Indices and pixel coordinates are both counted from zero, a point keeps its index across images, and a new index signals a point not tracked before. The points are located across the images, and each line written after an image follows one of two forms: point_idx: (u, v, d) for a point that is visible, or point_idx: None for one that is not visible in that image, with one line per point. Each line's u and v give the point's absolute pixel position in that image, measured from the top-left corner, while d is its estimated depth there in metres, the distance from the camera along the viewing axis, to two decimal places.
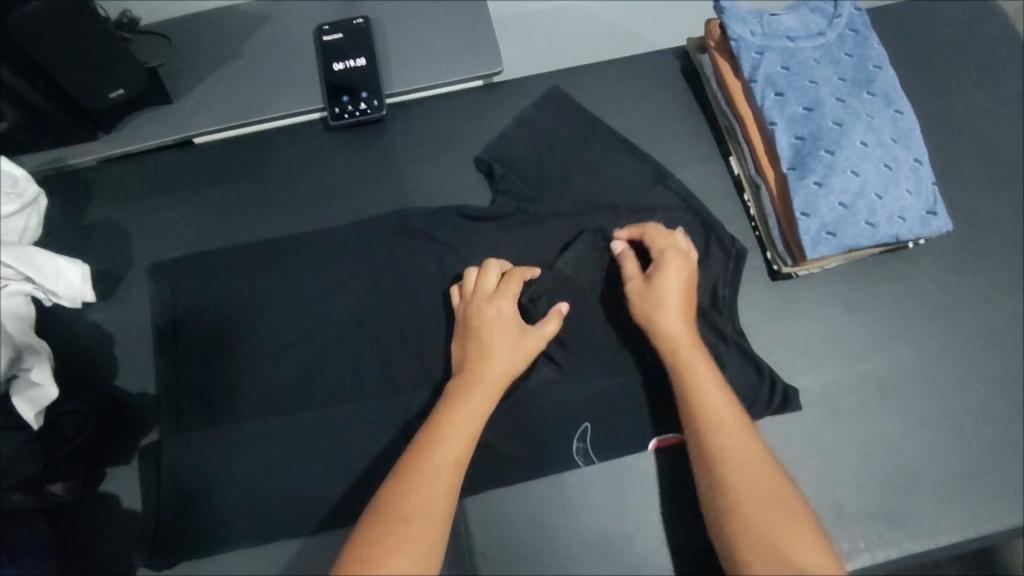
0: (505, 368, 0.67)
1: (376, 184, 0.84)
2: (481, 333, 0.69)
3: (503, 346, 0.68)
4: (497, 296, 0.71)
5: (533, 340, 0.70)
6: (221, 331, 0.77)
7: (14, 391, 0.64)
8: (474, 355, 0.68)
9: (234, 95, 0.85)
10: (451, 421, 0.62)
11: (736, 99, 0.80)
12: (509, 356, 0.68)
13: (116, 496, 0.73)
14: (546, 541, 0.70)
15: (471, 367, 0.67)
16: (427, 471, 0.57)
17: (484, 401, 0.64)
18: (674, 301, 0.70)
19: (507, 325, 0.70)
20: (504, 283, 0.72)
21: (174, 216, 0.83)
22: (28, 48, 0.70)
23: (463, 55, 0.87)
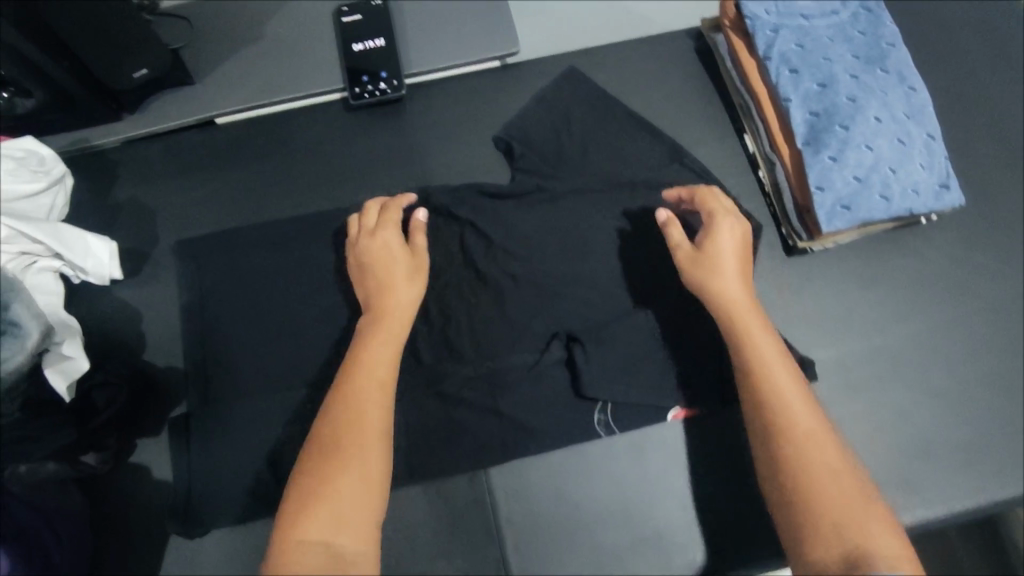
0: (408, 292, 0.73)
1: (397, 164, 0.86)
2: (374, 272, 0.73)
3: (391, 273, 0.73)
4: (379, 229, 0.76)
5: (422, 258, 0.76)
6: (246, 306, 0.79)
7: (47, 364, 0.67)
8: (376, 291, 0.72)
9: (254, 75, 0.86)
10: (367, 355, 0.67)
11: (751, 77, 0.81)
12: (406, 280, 0.73)
13: (147, 468, 0.74)
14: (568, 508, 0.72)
15: (376, 300, 0.72)
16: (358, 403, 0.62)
17: (396, 325, 0.70)
18: (729, 263, 0.70)
19: (395, 253, 0.75)
20: (386, 214, 0.77)
21: (199, 195, 0.84)
22: (56, 28, 0.71)
23: (481, 35, 0.88)
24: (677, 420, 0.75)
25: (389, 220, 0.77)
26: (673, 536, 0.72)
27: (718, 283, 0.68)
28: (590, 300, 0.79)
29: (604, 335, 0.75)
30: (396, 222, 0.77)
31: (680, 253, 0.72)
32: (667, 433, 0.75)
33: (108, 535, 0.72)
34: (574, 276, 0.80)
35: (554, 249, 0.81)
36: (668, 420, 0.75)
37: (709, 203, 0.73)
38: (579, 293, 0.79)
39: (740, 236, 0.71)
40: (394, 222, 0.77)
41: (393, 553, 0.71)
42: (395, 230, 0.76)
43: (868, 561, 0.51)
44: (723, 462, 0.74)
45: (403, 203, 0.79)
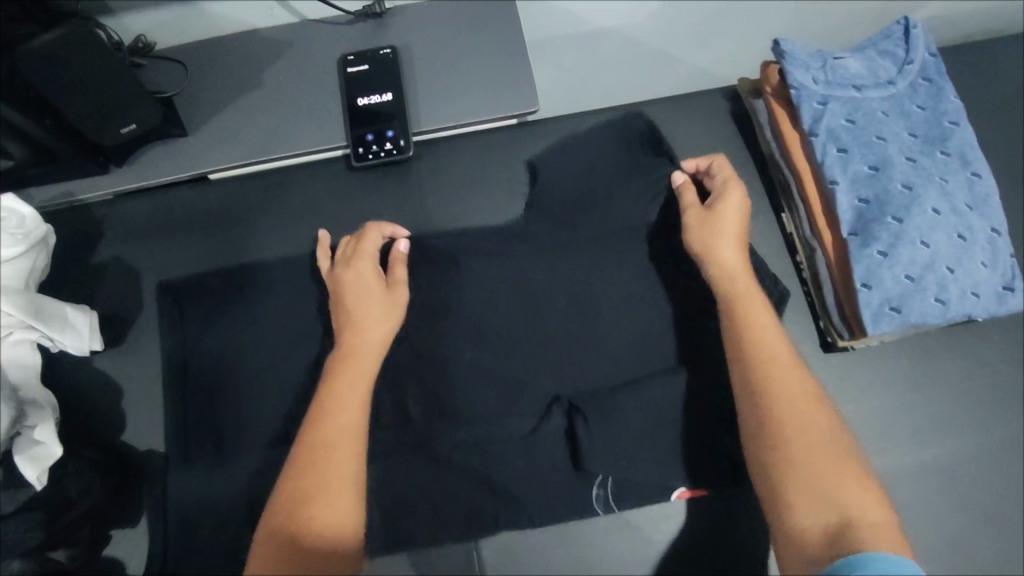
0: (380, 328, 0.69)
1: (400, 229, 0.79)
2: (349, 302, 0.70)
3: (365, 306, 0.69)
4: (354, 260, 0.72)
5: (399, 292, 0.71)
6: (232, 384, 0.73)
7: (16, 449, 0.64)
8: (344, 325, 0.69)
9: (252, 128, 0.80)
10: (337, 390, 0.64)
11: (793, 152, 0.73)
12: (381, 315, 0.69)
13: (120, 562, 0.68)
14: None
15: (343, 334, 0.68)
16: (326, 437, 0.61)
17: (364, 359, 0.66)
18: (734, 228, 0.69)
19: (372, 284, 0.71)
20: (365, 242, 0.72)
21: (188, 257, 0.79)
22: (33, 84, 0.66)
23: (496, 90, 0.80)
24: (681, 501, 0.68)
25: (369, 247, 0.72)
26: None
27: (723, 250, 0.68)
28: (606, 390, 0.70)
29: (620, 438, 0.68)
30: (376, 249, 0.73)
31: (690, 214, 0.72)
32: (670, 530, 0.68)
33: None
34: (591, 365, 0.72)
35: (568, 333, 0.73)
36: (672, 499, 0.68)
37: (723, 171, 0.73)
38: (596, 386, 0.71)
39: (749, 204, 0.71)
40: (374, 249, 0.72)
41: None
42: (374, 259, 0.72)
43: (855, 527, 0.52)
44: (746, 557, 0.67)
45: (385, 228, 0.74)
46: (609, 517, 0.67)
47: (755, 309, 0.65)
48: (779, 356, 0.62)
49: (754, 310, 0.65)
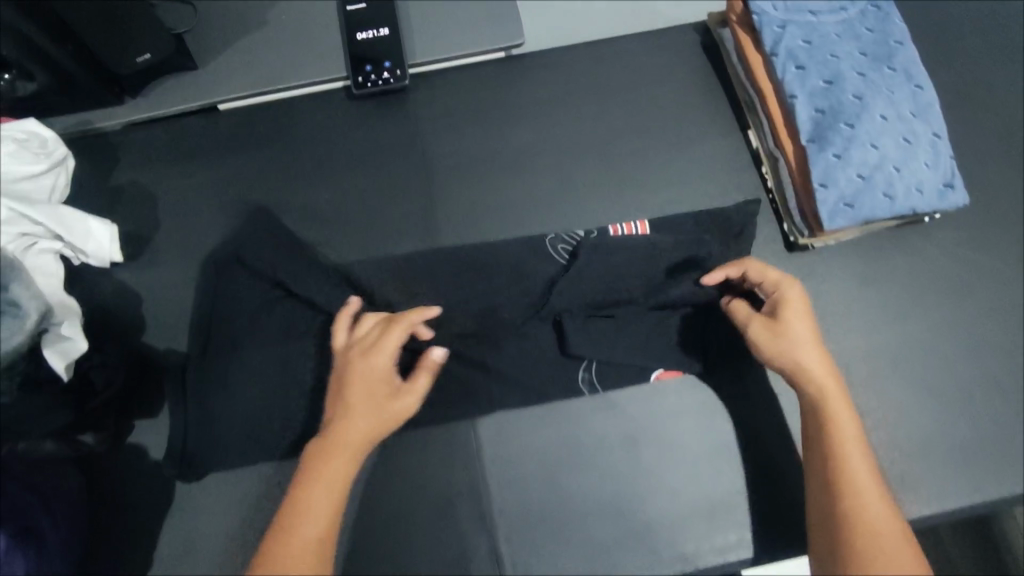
0: (370, 437, 0.63)
1: (397, 152, 0.85)
2: (345, 391, 0.64)
3: (366, 411, 0.63)
4: (371, 353, 0.65)
5: (403, 402, 0.65)
6: (235, 289, 0.77)
7: (45, 343, 0.67)
8: (334, 418, 0.63)
9: (258, 62, 0.86)
10: (318, 496, 0.59)
11: (756, 73, 0.81)
12: (374, 422, 0.63)
13: (143, 449, 0.74)
14: (555, 471, 0.71)
15: (331, 429, 0.63)
16: (284, 555, 0.56)
17: (344, 471, 0.61)
18: (808, 336, 0.64)
19: (379, 384, 0.65)
20: (388, 339, 0.65)
21: (198, 180, 0.84)
22: (65, 17, 0.73)
23: (485, 26, 0.87)
24: (661, 383, 0.74)
25: (387, 341, 0.65)
26: (667, 523, 0.70)
27: (802, 358, 0.63)
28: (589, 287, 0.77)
29: (602, 326, 0.74)
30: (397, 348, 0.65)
31: (753, 324, 0.66)
32: (654, 407, 0.74)
33: (100, 519, 0.72)
34: None
35: (555, 240, 0.78)
36: (652, 380, 0.74)
37: (769, 274, 0.68)
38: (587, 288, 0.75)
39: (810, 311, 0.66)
40: (394, 344, 0.65)
41: (384, 549, 0.69)
42: (388, 360, 0.65)
43: None
44: (719, 430, 0.73)
45: (410, 324, 0.67)
46: (596, 399, 0.74)
47: (842, 419, 0.61)
48: (868, 489, 0.58)
49: (851, 442, 0.60)
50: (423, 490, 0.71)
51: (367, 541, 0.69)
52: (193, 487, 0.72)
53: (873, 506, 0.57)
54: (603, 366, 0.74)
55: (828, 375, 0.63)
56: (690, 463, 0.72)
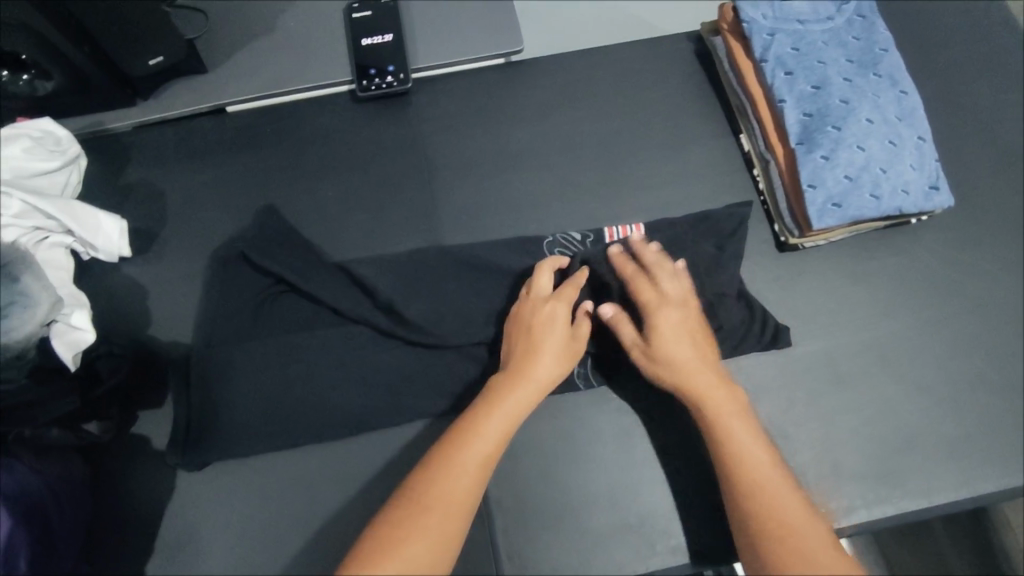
0: (551, 372, 0.67)
1: (400, 151, 0.87)
2: (527, 331, 0.69)
3: (546, 346, 0.68)
4: (554, 297, 0.71)
5: (577, 345, 0.70)
6: (237, 284, 0.79)
7: (55, 334, 0.69)
8: (518, 354, 0.68)
9: (267, 67, 0.89)
10: (494, 412, 0.63)
11: (747, 79, 0.83)
12: (556, 358, 0.68)
13: (146, 438, 0.74)
14: (552, 463, 0.72)
15: (515, 365, 0.67)
16: (458, 464, 0.59)
17: (527, 399, 0.65)
18: (686, 353, 0.68)
19: (559, 327, 0.69)
20: (568, 288, 0.72)
21: (204, 178, 0.86)
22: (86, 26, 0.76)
23: (486, 34, 0.91)
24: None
25: (569, 290, 0.71)
26: (661, 515, 0.71)
27: (685, 372, 0.68)
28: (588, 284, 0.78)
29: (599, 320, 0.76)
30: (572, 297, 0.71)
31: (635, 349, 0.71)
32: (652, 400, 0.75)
33: (101, 508, 0.72)
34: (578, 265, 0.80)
35: (554, 242, 0.81)
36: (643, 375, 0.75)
37: (643, 292, 0.71)
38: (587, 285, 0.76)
39: (682, 322, 0.70)
40: (574, 293, 0.71)
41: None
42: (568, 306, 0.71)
43: None
44: None
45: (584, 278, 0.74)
46: (591, 393, 0.75)
47: (732, 418, 0.65)
48: (772, 488, 0.60)
49: (748, 447, 0.63)
50: None
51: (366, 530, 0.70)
52: (194, 477, 0.73)
53: (777, 495, 0.59)
54: (600, 360, 0.75)
55: (712, 386, 0.67)
56: (685, 456, 0.73)
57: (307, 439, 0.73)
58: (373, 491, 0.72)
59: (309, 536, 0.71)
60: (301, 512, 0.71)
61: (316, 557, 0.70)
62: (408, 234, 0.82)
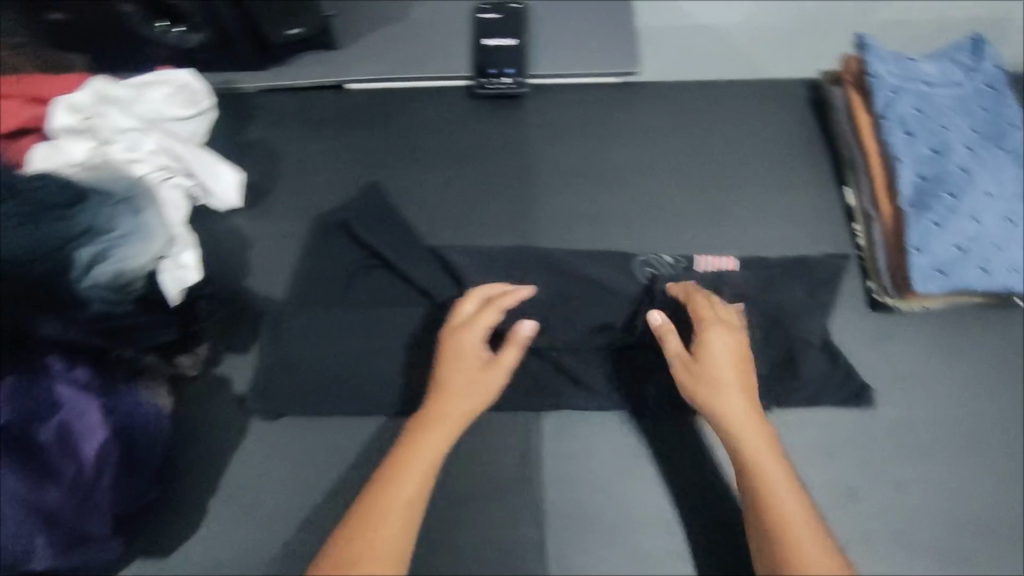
0: (467, 406, 0.67)
1: (506, 152, 0.89)
2: (441, 367, 0.69)
3: (464, 382, 0.67)
4: (459, 329, 0.70)
5: (493, 377, 0.68)
6: (335, 251, 0.82)
7: (163, 267, 0.74)
8: (438, 389, 0.68)
9: (393, 52, 0.93)
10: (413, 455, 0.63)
11: (863, 133, 0.83)
12: (473, 394, 0.67)
13: (227, 380, 0.77)
14: (613, 478, 0.73)
15: (433, 402, 0.67)
16: (387, 502, 0.60)
17: (444, 436, 0.65)
18: (728, 377, 0.67)
19: (470, 360, 0.69)
20: (483, 321, 0.70)
21: (318, 147, 0.90)
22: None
23: (606, 53, 0.93)
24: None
25: (479, 323, 0.70)
26: (712, 551, 0.70)
27: (722, 400, 0.66)
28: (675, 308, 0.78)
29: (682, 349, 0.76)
30: (484, 327, 0.70)
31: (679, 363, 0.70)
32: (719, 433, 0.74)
33: (176, 441, 0.74)
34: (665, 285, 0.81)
35: (645, 263, 0.81)
36: None
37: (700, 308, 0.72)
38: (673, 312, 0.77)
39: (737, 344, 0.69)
40: (485, 326, 0.70)
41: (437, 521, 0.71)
42: (480, 335, 0.70)
43: None
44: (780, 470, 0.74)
45: (505, 303, 0.72)
46: (661, 415, 0.75)
47: (765, 452, 0.63)
48: (795, 530, 0.59)
49: (776, 483, 0.62)
50: (484, 469, 0.72)
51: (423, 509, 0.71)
52: (265, 427, 0.75)
53: (802, 541, 0.59)
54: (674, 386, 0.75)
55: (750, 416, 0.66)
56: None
57: (375, 408, 0.75)
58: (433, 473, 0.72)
59: None
60: (362, 479, 0.73)
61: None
62: (502, 231, 0.84)
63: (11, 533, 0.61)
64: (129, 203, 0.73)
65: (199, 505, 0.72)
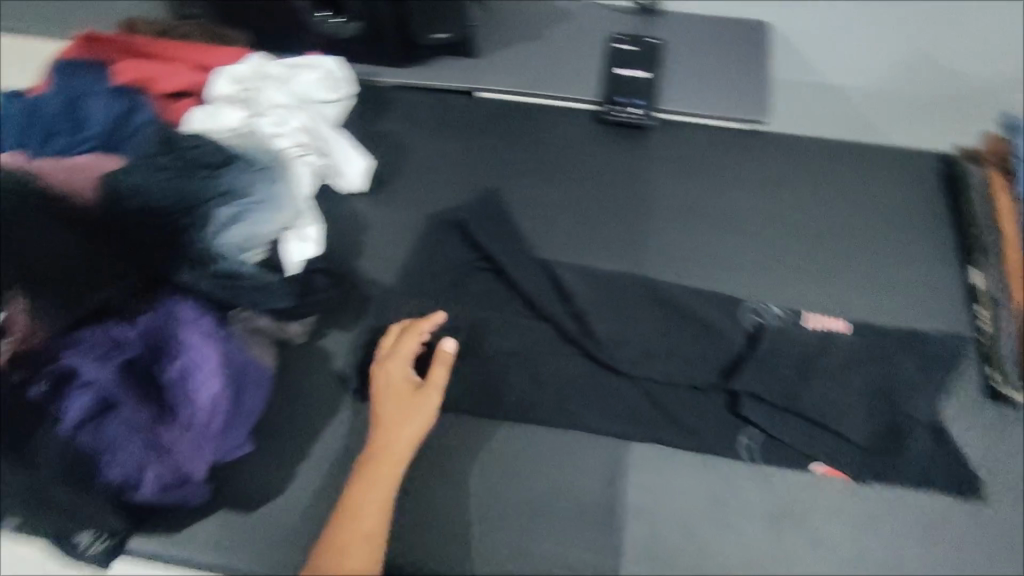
0: (411, 432, 0.69)
1: (623, 179, 0.91)
2: (378, 402, 0.71)
3: (396, 408, 0.70)
4: (387, 362, 0.73)
5: (425, 401, 0.70)
6: (448, 250, 0.85)
7: (290, 236, 0.79)
8: (378, 423, 0.70)
9: (526, 68, 0.95)
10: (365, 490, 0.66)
11: (1002, 216, 0.83)
12: (390, 415, 0.70)
13: (328, 355, 0.79)
14: (693, 521, 0.72)
15: (376, 437, 0.69)
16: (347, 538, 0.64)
17: (394, 469, 0.68)
18: None
19: (400, 387, 0.71)
20: (399, 347, 0.73)
21: (443, 148, 0.93)
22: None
23: (736, 97, 0.93)
24: (823, 479, 0.73)
25: (400, 351, 0.73)
26: None
27: None
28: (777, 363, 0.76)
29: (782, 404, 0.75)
30: (407, 354, 0.73)
31: None
32: (809, 495, 0.72)
33: (274, 404, 0.77)
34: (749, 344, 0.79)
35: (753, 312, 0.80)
36: (811, 471, 0.73)
37: None
38: (776, 365, 0.76)
39: None
40: (406, 354, 0.73)
41: (516, 529, 0.72)
42: (408, 363, 0.73)
43: None
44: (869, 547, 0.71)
45: (424, 329, 0.74)
46: (750, 467, 0.73)
47: None
48: None
49: None
50: (567, 487, 0.73)
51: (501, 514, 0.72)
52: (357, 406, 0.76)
53: None
54: (768, 440, 0.74)
55: None
56: (827, 566, 0.70)
57: (467, 406, 0.76)
58: (515, 481, 0.74)
59: (446, 497, 0.73)
60: (444, 474, 0.74)
61: (444, 521, 0.72)
62: (610, 256, 0.85)
63: (121, 462, 0.63)
64: (267, 171, 0.77)
65: (288, 470, 0.74)
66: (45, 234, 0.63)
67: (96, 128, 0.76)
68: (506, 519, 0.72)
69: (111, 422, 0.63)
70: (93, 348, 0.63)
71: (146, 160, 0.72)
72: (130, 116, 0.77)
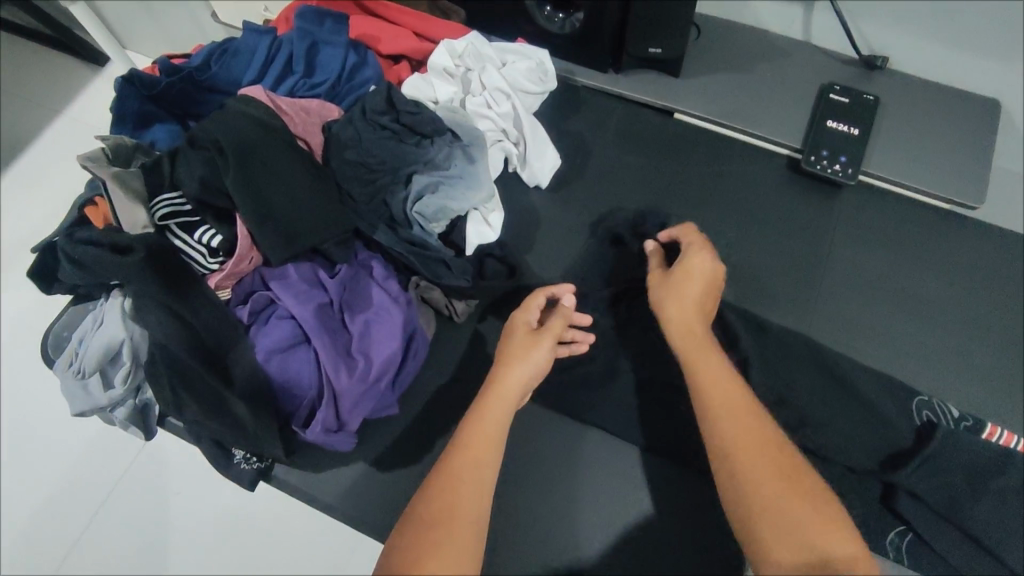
0: (525, 372, 0.61)
1: (806, 234, 0.87)
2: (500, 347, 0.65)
3: (514, 347, 0.64)
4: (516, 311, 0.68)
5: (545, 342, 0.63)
6: (615, 267, 0.84)
7: (472, 219, 0.79)
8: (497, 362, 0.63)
9: (731, 96, 0.91)
10: (475, 421, 0.57)
11: None
12: (510, 356, 0.63)
13: (484, 339, 0.81)
14: None
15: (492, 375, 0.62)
16: (466, 470, 0.53)
17: (507, 405, 0.59)
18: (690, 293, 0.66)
19: (521, 330, 0.65)
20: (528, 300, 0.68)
21: (628, 161, 0.92)
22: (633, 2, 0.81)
23: (951, 176, 0.85)
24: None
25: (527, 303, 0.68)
26: None
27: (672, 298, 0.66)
28: (950, 472, 0.71)
29: (948, 516, 0.70)
30: (535, 304, 0.68)
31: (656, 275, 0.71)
32: None
33: (425, 372, 0.79)
34: (919, 442, 0.73)
35: (925, 415, 0.75)
36: None
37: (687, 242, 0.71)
38: (946, 469, 0.71)
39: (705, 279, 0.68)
40: (530, 305, 0.68)
41: (632, 558, 0.73)
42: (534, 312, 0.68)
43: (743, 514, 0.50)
44: None
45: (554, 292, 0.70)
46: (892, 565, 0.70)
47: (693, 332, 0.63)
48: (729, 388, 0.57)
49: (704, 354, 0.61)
50: (688, 532, 0.73)
51: (623, 537, 0.74)
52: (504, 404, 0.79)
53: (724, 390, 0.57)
54: (920, 544, 0.71)
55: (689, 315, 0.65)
56: None
57: (609, 426, 0.78)
58: (645, 511, 0.75)
59: (569, 506, 0.75)
60: (576, 483, 0.76)
61: (569, 529, 0.74)
62: (779, 311, 0.83)
63: (296, 394, 0.69)
64: (467, 149, 0.77)
65: (427, 439, 0.76)
66: (279, 167, 0.67)
67: (327, 76, 0.82)
68: (627, 544, 0.73)
69: (297, 360, 0.68)
70: (297, 288, 0.69)
71: (367, 117, 0.75)
72: (359, 72, 0.83)
